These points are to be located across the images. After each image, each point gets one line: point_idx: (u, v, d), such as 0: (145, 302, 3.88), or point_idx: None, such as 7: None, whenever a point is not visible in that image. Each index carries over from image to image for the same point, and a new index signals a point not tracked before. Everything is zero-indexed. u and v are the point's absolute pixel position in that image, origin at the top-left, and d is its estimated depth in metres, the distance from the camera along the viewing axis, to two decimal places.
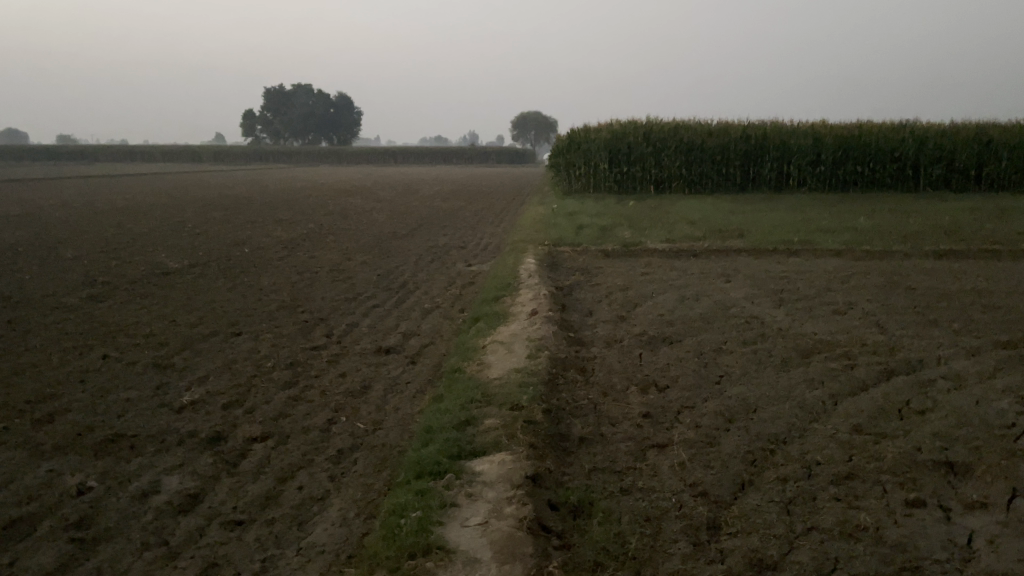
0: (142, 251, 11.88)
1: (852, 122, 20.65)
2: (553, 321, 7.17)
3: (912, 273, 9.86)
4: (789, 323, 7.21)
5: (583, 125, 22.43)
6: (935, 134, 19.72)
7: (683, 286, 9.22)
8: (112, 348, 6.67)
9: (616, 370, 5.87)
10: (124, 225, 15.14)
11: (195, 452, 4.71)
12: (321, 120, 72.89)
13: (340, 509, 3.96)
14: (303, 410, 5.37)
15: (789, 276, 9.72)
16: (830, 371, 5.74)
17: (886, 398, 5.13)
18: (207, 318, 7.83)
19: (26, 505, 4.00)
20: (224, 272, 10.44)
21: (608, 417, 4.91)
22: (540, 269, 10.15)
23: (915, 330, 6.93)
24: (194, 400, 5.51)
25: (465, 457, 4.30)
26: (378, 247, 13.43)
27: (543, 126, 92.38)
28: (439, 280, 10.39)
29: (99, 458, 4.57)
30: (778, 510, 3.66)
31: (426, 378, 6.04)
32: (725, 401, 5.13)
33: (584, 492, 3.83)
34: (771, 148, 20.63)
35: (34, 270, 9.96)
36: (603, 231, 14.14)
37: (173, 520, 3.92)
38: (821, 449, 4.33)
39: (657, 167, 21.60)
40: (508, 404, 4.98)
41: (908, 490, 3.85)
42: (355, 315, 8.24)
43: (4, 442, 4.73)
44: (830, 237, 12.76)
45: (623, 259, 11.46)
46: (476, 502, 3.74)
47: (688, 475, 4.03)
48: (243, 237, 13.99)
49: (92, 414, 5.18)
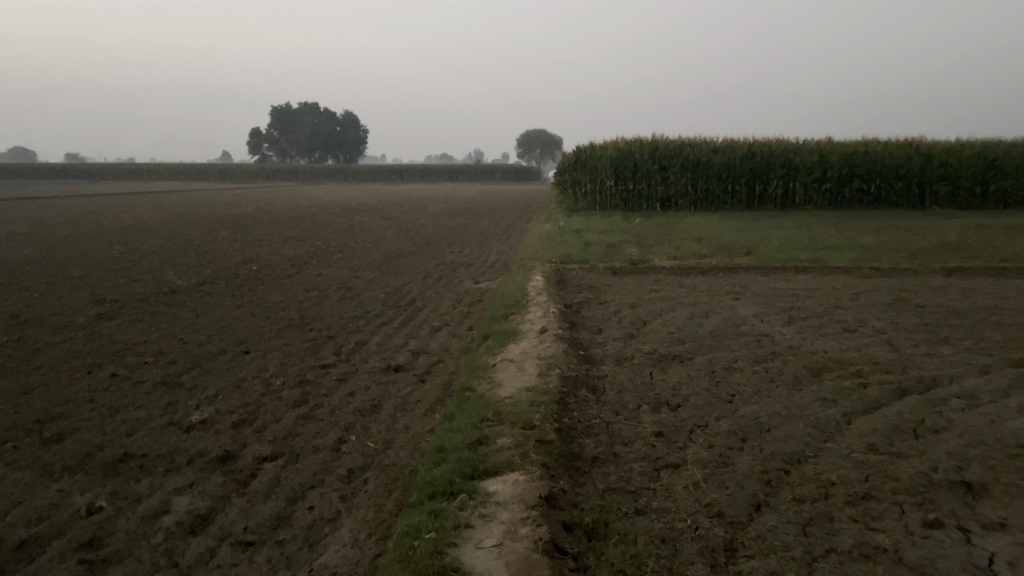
0: (151, 269, 11.93)
1: (858, 139, 20.68)
2: (562, 338, 7.15)
3: (921, 290, 9.84)
4: (799, 341, 7.18)
5: (589, 143, 22.56)
6: (940, 151, 19.77)
7: (692, 303, 9.21)
8: (121, 367, 6.67)
9: (627, 389, 5.85)
10: (133, 243, 15.24)
11: (205, 471, 4.69)
12: (328, 137, 73.33)
13: (352, 530, 3.93)
14: (313, 429, 5.35)
15: (798, 293, 9.69)
16: (843, 390, 5.70)
17: (899, 417, 5.09)
18: (216, 336, 7.84)
19: (36, 526, 3.99)
20: (233, 290, 10.47)
21: (620, 436, 4.88)
22: (547, 287, 10.15)
23: (927, 348, 6.90)
24: (204, 419, 5.50)
25: (477, 476, 4.27)
26: (385, 264, 13.46)
27: (548, 144, 92.87)
28: (447, 297, 10.39)
29: (109, 478, 4.56)
30: (794, 531, 3.62)
31: (436, 397, 6.02)
32: (738, 420, 5.09)
33: (598, 513, 3.79)
34: (777, 165, 20.64)
35: (43, 289, 10.00)
36: (610, 249, 14.13)
37: (185, 541, 3.89)
38: (837, 469, 4.29)
39: (662, 184, 21.65)
40: (519, 423, 4.95)
41: (926, 511, 3.80)
42: (364, 332, 8.24)
43: (14, 461, 4.72)
44: (838, 254, 12.72)
45: (630, 276, 11.48)
46: (490, 522, 3.70)
47: (703, 495, 4.00)
48: (250, 254, 14.05)
49: (102, 434, 5.17)
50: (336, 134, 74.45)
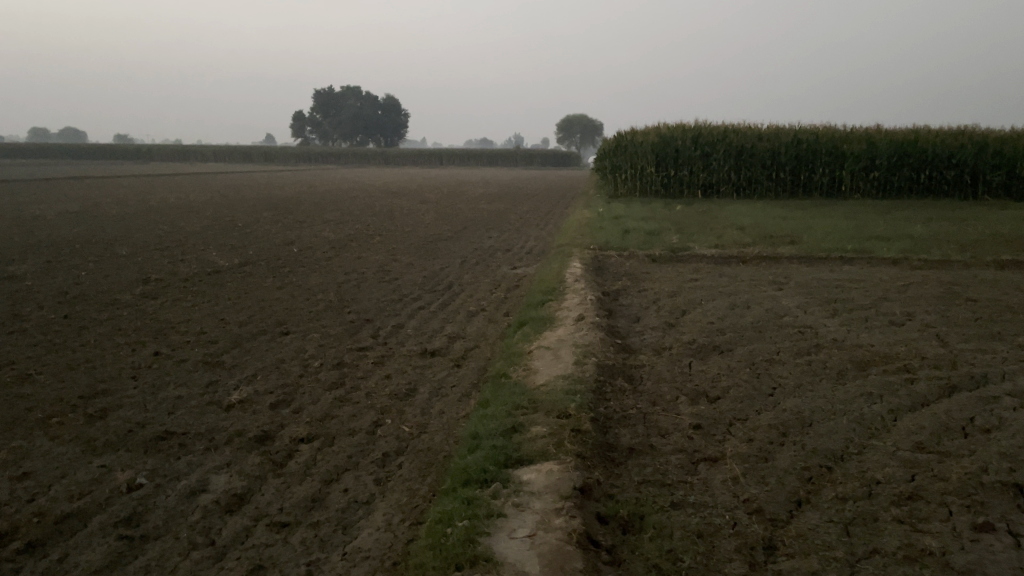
0: (195, 250, 12.10)
1: (909, 127, 20.08)
2: (600, 326, 7.07)
3: (973, 283, 9.51)
4: (843, 334, 6.98)
5: (630, 129, 22.30)
6: (995, 140, 19.13)
7: (733, 293, 9.03)
8: (163, 345, 6.77)
9: (665, 379, 5.75)
10: (177, 223, 15.49)
11: (242, 451, 4.73)
12: (369, 121, 73.77)
13: (385, 514, 3.93)
14: (349, 412, 5.37)
15: (844, 285, 9.43)
16: (889, 386, 5.53)
17: (947, 415, 4.92)
18: (256, 317, 7.91)
19: (78, 501, 4.06)
20: (273, 271, 10.57)
21: (657, 427, 4.80)
22: (586, 274, 10.05)
23: (978, 343, 6.66)
24: (242, 398, 5.56)
25: (511, 465, 4.23)
26: (424, 248, 13.48)
27: (589, 129, 92.09)
28: (484, 282, 10.36)
29: (148, 456, 4.62)
30: (837, 531, 3.51)
31: (471, 382, 6.00)
32: (779, 414, 4.97)
33: (634, 506, 3.73)
34: (823, 153, 20.13)
35: (90, 267, 10.20)
36: (650, 236, 13.93)
37: (221, 520, 3.93)
38: (882, 467, 4.15)
39: (704, 171, 21.30)
40: (555, 412, 4.90)
41: (975, 514, 3.66)
42: (401, 316, 8.24)
43: (58, 435, 4.82)
44: (885, 245, 12.37)
45: (670, 265, 11.31)
46: (523, 512, 3.66)
47: (741, 490, 3.91)
48: (290, 236, 14.17)
49: (143, 411, 5.26)
50: (377, 118, 74.85)
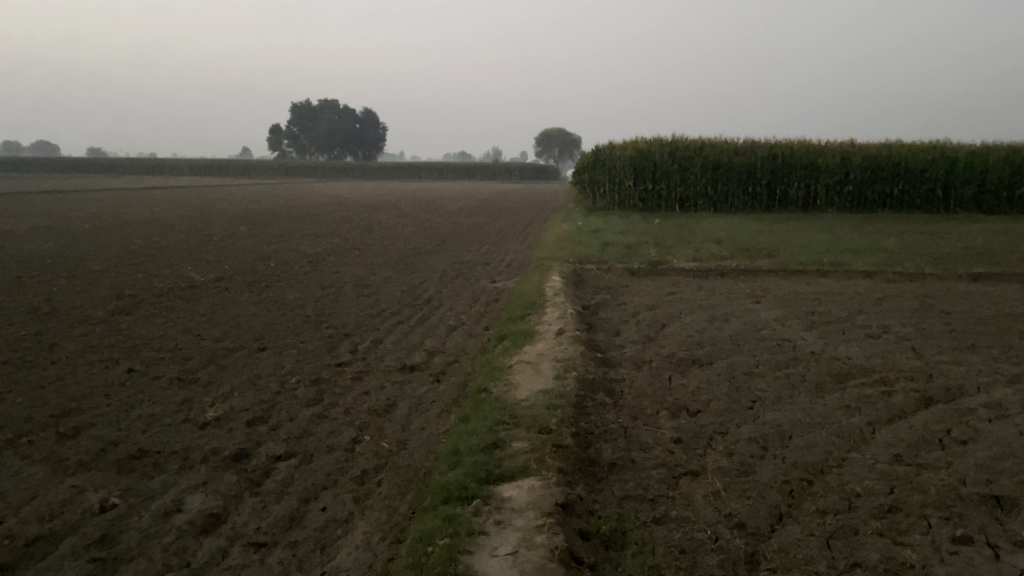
0: (170, 264, 11.96)
1: (882, 141, 20.40)
2: (580, 340, 7.06)
3: (947, 296, 9.64)
4: (821, 347, 7.04)
5: (608, 143, 22.45)
6: (965, 155, 19.48)
7: (712, 306, 9.08)
8: (137, 362, 6.67)
9: (645, 393, 5.76)
10: (153, 237, 15.31)
11: (217, 470, 4.65)
12: (347, 135, 73.61)
13: (365, 533, 3.88)
14: (328, 428, 5.31)
15: (820, 298, 9.52)
16: (867, 398, 5.57)
17: (924, 427, 4.96)
18: (232, 333, 7.82)
19: (48, 523, 3.96)
20: (250, 286, 10.47)
21: (638, 441, 4.79)
22: (565, 287, 10.06)
23: (954, 356, 6.74)
24: (218, 416, 5.47)
25: (492, 481, 4.19)
26: (402, 262, 13.42)
27: (567, 143, 92.61)
28: (464, 296, 10.33)
29: (121, 475, 4.53)
30: (818, 544, 3.52)
31: (451, 397, 5.97)
32: (759, 427, 4.98)
33: (616, 522, 3.71)
34: (798, 167, 20.38)
35: (63, 283, 10.03)
36: (628, 250, 13.98)
37: (196, 540, 3.86)
38: (862, 480, 4.18)
39: (682, 185, 21.47)
40: (535, 427, 4.88)
41: (954, 526, 3.69)
42: (379, 330, 8.19)
43: (28, 455, 4.72)
44: (860, 258, 12.53)
45: (649, 278, 11.35)
46: (505, 530, 3.63)
47: (723, 505, 3.90)
48: (268, 251, 14.06)
49: (116, 430, 5.16)
50: (355, 132, 74.75)
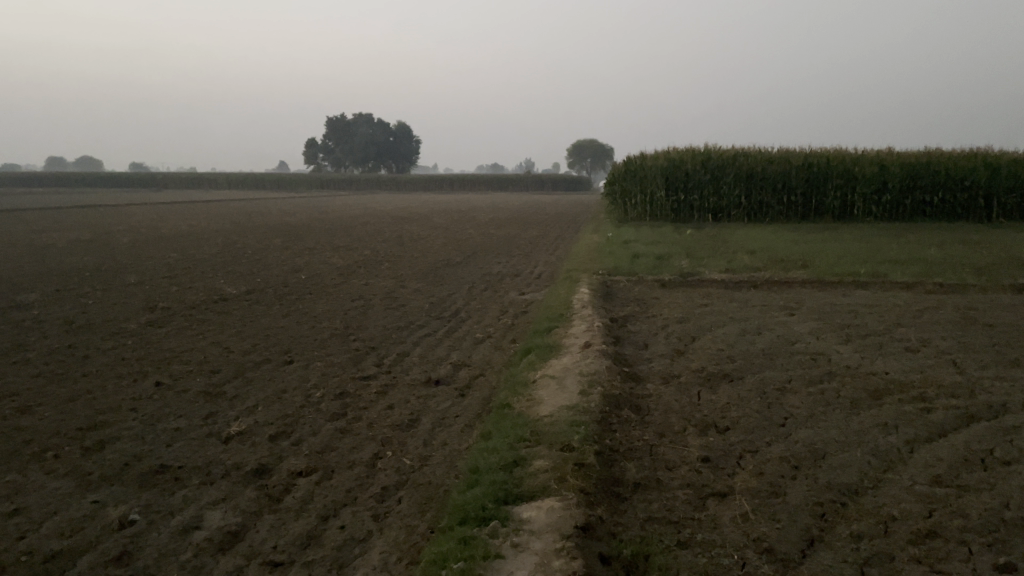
0: (203, 277, 12.09)
1: (920, 150, 19.96)
2: (607, 354, 6.93)
3: (990, 308, 9.31)
4: (858, 361, 6.82)
5: (640, 154, 22.30)
6: (1007, 162, 18.95)
7: (744, 318, 8.89)
8: (165, 375, 6.71)
9: (673, 409, 5.61)
10: (187, 251, 15.56)
11: (238, 486, 4.62)
12: (382, 147, 74.37)
13: (382, 552, 3.81)
14: (349, 444, 5.26)
15: (857, 310, 9.26)
16: (905, 415, 5.36)
17: (966, 447, 4.74)
18: (260, 346, 7.85)
19: (67, 538, 3.95)
20: (280, 298, 10.54)
21: (665, 460, 4.65)
22: (594, 299, 9.95)
23: (997, 371, 6.48)
24: (241, 430, 5.46)
25: (512, 501, 4.10)
26: (431, 274, 13.45)
27: (600, 154, 92.57)
28: (491, 309, 10.27)
29: (143, 491, 4.52)
30: (851, 572, 3.36)
31: (475, 412, 5.88)
32: (791, 446, 4.81)
33: (639, 545, 3.59)
34: (834, 176, 19.99)
35: (97, 296, 10.19)
36: (659, 261, 13.79)
37: (213, 558, 3.82)
38: (898, 502, 3.99)
39: (715, 195, 21.21)
40: (558, 444, 4.77)
41: (997, 553, 3.49)
42: (406, 343, 8.16)
43: (52, 469, 4.74)
44: (899, 269, 12.19)
45: (680, 290, 11.21)
46: (523, 553, 3.53)
47: (751, 528, 3.75)
48: (300, 263, 14.17)
49: (140, 443, 5.17)
50: (389, 144, 75.58)
